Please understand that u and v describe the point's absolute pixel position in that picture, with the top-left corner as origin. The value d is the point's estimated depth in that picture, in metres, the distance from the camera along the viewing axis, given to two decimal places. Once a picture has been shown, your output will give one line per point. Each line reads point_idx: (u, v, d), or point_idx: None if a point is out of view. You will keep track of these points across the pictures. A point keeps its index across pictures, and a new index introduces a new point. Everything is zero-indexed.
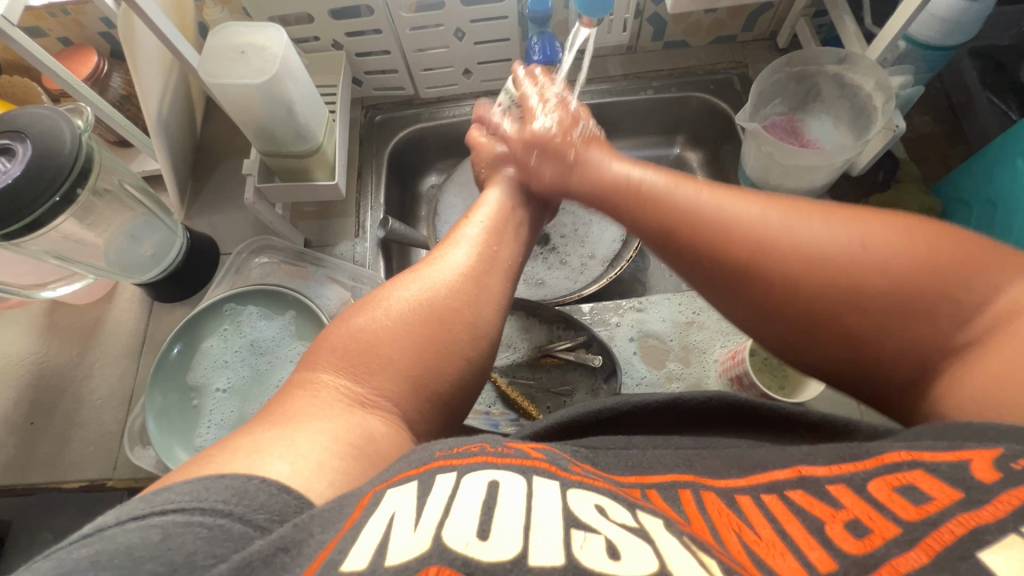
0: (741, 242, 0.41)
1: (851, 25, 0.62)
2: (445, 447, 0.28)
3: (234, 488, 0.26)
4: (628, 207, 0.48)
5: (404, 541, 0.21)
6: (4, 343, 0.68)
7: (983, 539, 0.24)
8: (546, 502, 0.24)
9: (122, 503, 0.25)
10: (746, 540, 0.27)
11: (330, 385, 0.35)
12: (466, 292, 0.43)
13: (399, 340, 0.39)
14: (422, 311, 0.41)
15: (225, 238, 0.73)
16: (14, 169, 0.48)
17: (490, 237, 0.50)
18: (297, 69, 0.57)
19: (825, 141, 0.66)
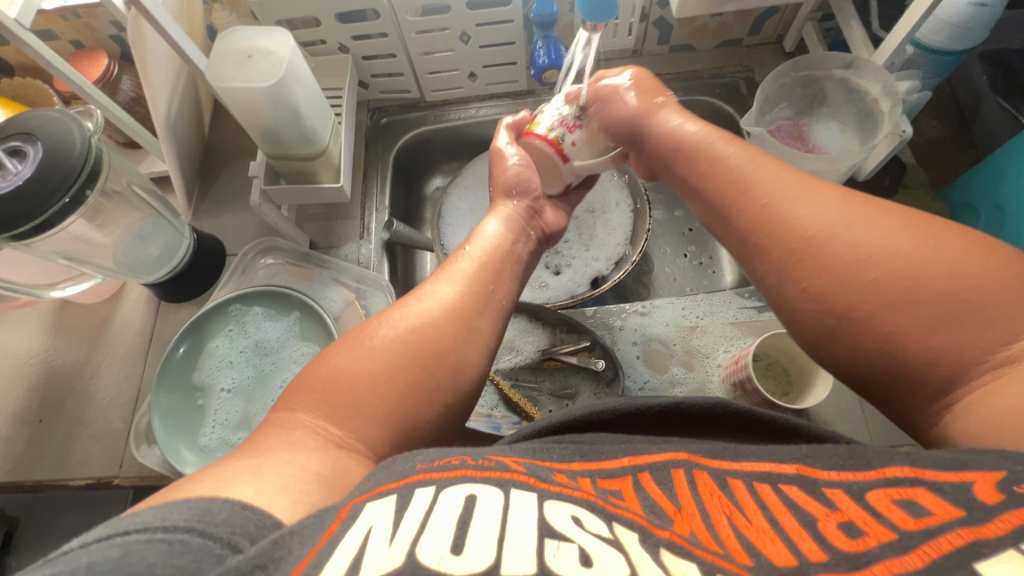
0: (791, 225, 0.41)
1: (858, 31, 0.62)
2: (426, 458, 0.28)
3: (196, 509, 0.26)
4: (705, 173, 0.49)
5: (378, 557, 0.22)
6: (13, 341, 0.69)
7: (980, 551, 0.24)
8: (522, 514, 0.24)
9: (90, 527, 0.25)
10: (737, 525, 0.28)
11: (307, 426, 0.35)
12: (453, 336, 0.42)
13: (378, 382, 0.38)
14: (404, 355, 0.40)
15: (231, 239, 0.73)
16: (25, 170, 0.49)
17: (482, 274, 0.48)
18: (303, 73, 0.57)
19: (831, 147, 0.65)
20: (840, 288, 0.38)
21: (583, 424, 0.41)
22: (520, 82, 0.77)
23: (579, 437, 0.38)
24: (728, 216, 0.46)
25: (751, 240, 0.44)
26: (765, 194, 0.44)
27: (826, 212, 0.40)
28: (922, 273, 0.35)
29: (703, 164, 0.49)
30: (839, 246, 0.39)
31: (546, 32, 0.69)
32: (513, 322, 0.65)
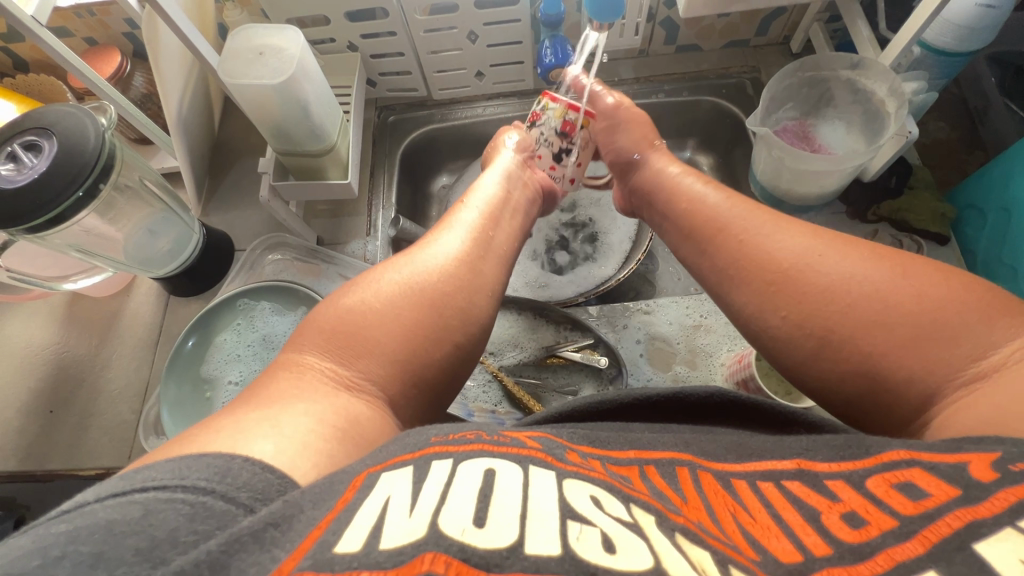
0: (770, 256, 0.44)
1: (865, 31, 0.62)
2: (441, 432, 0.29)
3: (217, 467, 0.26)
4: (680, 211, 0.53)
5: (398, 526, 0.22)
6: (26, 333, 0.70)
7: (979, 532, 0.24)
8: (541, 491, 0.25)
9: (103, 481, 0.25)
10: (742, 522, 0.29)
11: (316, 367, 0.37)
12: (461, 278, 0.44)
13: (387, 321, 0.40)
14: (415, 292, 0.42)
15: (240, 234, 0.74)
16: (41, 164, 0.50)
17: (488, 223, 0.51)
18: (313, 70, 0.58)
19: (837, 147, 0.65)
20: (850, 291, 0.39)
21: (581, 413, 0.43)
22: (526, 81, 0.78)
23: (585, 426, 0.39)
24: (706, 251, 0.48)
25: (729, 271, 0.46)
26: (738, 226, 0.47)
27: (808, 238, 0.43)
28: (922, 288, 0.37)
29: (681, 204, 0.53)
30: (829, 260, 0.41)
31: (553, 31, 0.69)
32: (516, 319, 0.65)
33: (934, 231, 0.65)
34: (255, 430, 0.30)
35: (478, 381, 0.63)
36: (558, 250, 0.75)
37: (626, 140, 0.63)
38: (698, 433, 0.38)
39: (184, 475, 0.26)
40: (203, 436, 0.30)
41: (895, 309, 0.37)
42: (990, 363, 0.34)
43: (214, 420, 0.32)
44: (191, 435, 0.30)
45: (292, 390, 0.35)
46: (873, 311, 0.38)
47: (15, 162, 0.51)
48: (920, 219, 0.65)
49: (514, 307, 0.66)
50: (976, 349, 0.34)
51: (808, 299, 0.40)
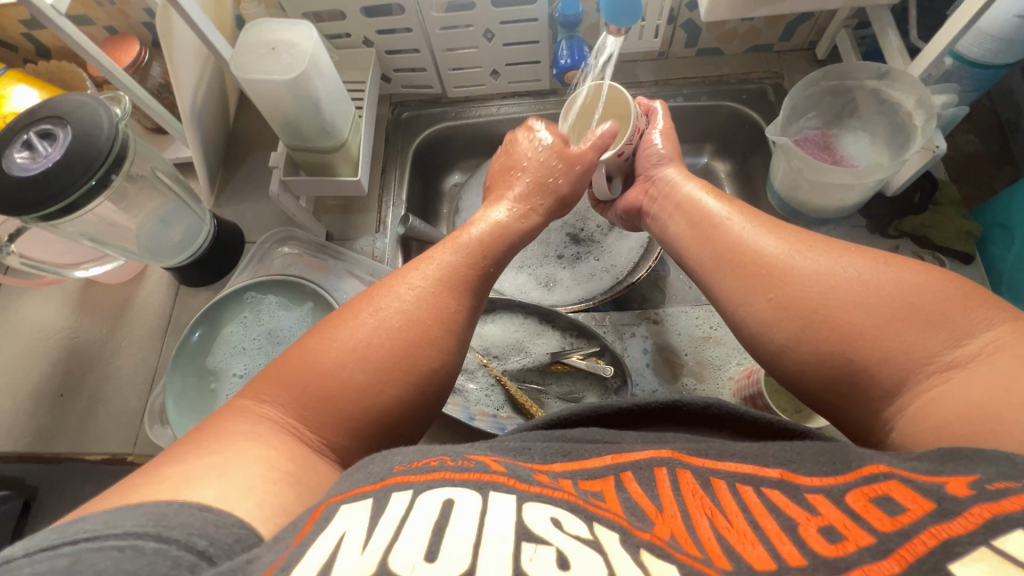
0: (755, 257, 0.45)
1: (895, 40, 0.60)
2: (405, 460, 0.29)
3: (151, 514, 0.27)
4: (689, 218, 0.53)
5: (350, 562, 0.22)
6: (41, 316, 0.71)
7: (954, 551, 0.24)
8: (499, 517, 0.24)
9: (31, 534, 0.25)
10: (717, 526, 0.28)
11: (277, 424, 0.37)
12: (424, 333, 0.42)
13: (355, 390, 0.38)
14: (373, 350, 0.40)
15: (251, 227, 0.74)
16: (55, 153, 0.50)
17: (464, 268, 0.48)
18: (325, 66, 0.58)
19: (860, 159, 0.63)
20: (862, 302, 0.38)
21: (581, 416, 0.42)
22: (542, 82, 0.77)
23: (568, 431, 0.38)
24: (705, 241, 0.50)
25: (726, 258, 0.47)
26: (740, 230, 0.48)
27: (826, 249, 0.43)
28: (911, 293, 0.37)
29: (689, 206, 0.54)
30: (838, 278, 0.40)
31: (570, 32, 0.68)
32: (523, 322, 0.65)
33: (958, 249, 0.63)
34: (201, 475, 0.31)
35: (481, 385, 0.62)
36: (566, 251, 0.74)
37: (665, 147, 0.61)
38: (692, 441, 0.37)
39: (117, 521, 0.26)
40: (141, 484, 0.30)
41: (891, 327, 0.37)
42: (966, 351, 0.34)
43: (159, 467, 0.32)
44: (126, 485, 0.30)
45: (232, 440, 0.34)
46: (863, 321, 0.38)
47: (31, 150, 0.51)
48: (942, 236, 0.63)
49: (521, 311, 0.65)
50: (954, 335, 0.35)
51: (825, 306, 0.40)
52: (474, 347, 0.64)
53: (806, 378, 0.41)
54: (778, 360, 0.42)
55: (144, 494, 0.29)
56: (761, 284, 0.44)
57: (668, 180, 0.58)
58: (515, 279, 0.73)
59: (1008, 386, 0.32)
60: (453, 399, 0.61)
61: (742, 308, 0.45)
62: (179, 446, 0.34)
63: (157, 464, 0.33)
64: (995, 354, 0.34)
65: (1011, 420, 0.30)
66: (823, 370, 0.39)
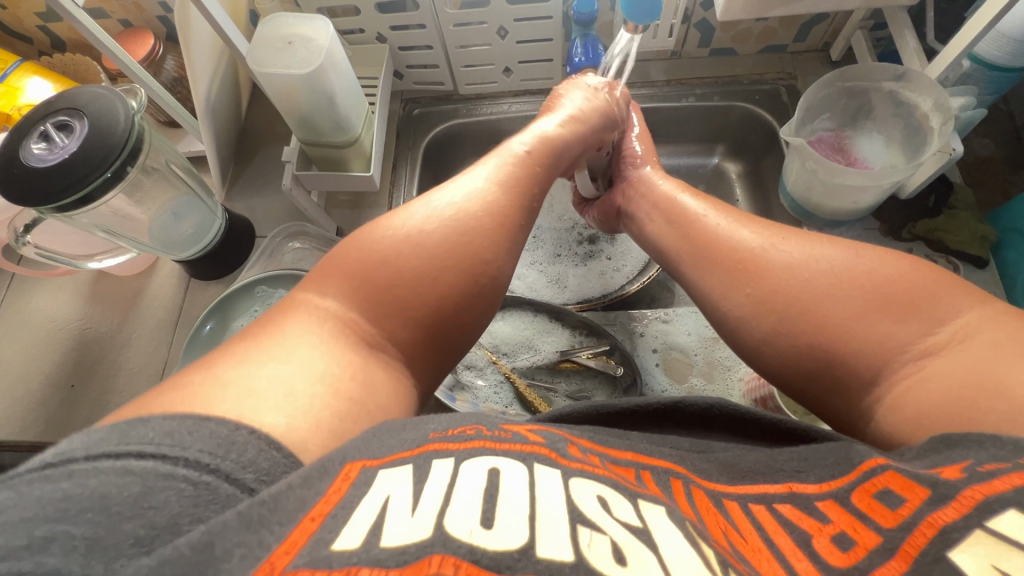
0: (735, 248, 0.45)
1: (912, 43, 0.59)
2: (440, 428, 0.29)
3: (218, 439, 0.26)
4: (662, 217, 0.53)
5: (402, 526, 0.22)
6: (53, 307, 0.72)
7: (952, 538, 0.25)
8: (548, 493, 0.24)
9: (89, 437, 0.25)
10: (735, 542, 0.27)
11: (339, 314, 0.38)
12: (481, 230, 0.44)
13: (418, 281, 0.40)
14: (431, 246, 0.42)
15: (262, 221, 0.75)
16: (72, 144, 0.51)
17: (518, 172, 0.50)
18: (340, 61, 0.58)
19: (874, 161, 0.63)
20: (837, 294, 0.39)
21: (586, 416, 0.42)
22: (554, 80, 0.76)
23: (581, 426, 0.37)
24: (682, 236, 0.50)
25: (703, 253, 0.47)
26: (715, 225, 0.48)
27: (801, 242, 0.43)
28: (929, 296, 0.37)
29: (666, 203, 0.54)
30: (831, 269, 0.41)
31: (585, 29, 0.68)
32: (531, 320, 0.65)
33: (973, 254, 0.62)
34: (267, 392, 0.30)
35: (490, 382, 0.62)
36: (577, 249, 0.74)
37: (642, 147, 0.64)
38: (700, 450, 0.37)
39: (182, 442, 0.25)
40: (207, 387, 0.30)
41: (867, 316, 0.37)
42: (941, 338, 0.35)
43: (222, 369, 0.32)
44: (192, 382, 0.31)
45: (301, 347, 0.34)
46: (840, 311, 0.38)
47: (48, 141, 0.52)
48: (958, 239, 0.62)
49: (531, 309, 0.65)
50: (927, 324, 0.36)
51: (800, 299, 0.40)
52: (483, 344, 0.64)
53: (785, 368, 0.40)
54: (760, 359, 0.42)
55: (210, 403, 0.28)
56: (739, 279, 0.43)
57: (645, 178, 0.59)
58: (524, 278, 0.73)
59: (980, 369, 0.33)
60: (462, 395, 0.60)
61: (723, 304, 0.44)
62: (245, 346, 0.34)
63: (224, 360, 0.33)
64: (965, 341, 0.34)
65: (986, 407, 0.31)
66: (800, 362, 0.39)
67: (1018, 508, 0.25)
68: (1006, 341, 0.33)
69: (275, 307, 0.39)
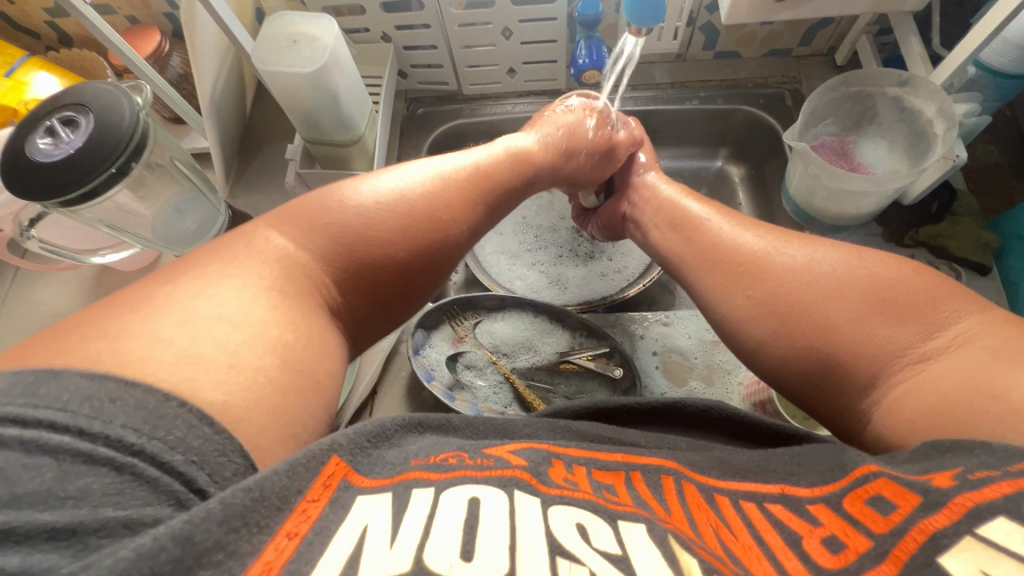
0: (738, 249, 0.46)
1: (917, 47, 0.59)
2: (424, 457, 0.30)
3: (152, 415, 0.26)
4: (667, 222, 0.55)
5: (380, 559, 0.22)
6: (55, 301, 0.72)
7: (941, 543, 0.25)
8: (527, 523, 0.25)
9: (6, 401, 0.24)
10: (723, 538, 0.28)
11: (282, 249, 0.38)
12: (442, 205, 0.47)
13: (369, 234, 0.42)
14: (393, 211, 0.44)
15: (264, 218, 0.75)
16: (77, 140, 0.51)
17: (496, 172, 0.54)
18: (344, 60, 0.58)
19: (878, 167, 0.63)
20: (837, 295, 0.39)
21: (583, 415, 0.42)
22: (558, 81, 0.76)
23: (577, 424, 0.38)
24: (688, 241, 0.51)
25: (705, 256, 0.48)
26: (717, 228, 0.49)
27: (808, 245, 0.44)
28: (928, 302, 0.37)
29: (670, 208, 0.55)
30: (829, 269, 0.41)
31: (589, 31, 0.68)
32: (532, 321, 0.65)
33: (976, 261, 0.61)
34: (210, 361, 0.30)
35: (489, 382, 0.62)
36: (578, 250, 0.74)
37: (646, 158, 0.67)
38: (694, 450, 0.37)
39: (103, 415, 0.25)
40: (151, 352, 0.29)
41: (865, 318, 0.38)
42: (940, 342, 0.35)
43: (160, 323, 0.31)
44: (127, 340, 0.29)
45: (233, 296, 0.34)
46: (838, 314, 0.39)
47: (54, 137, 0.52)
48: (961, 247, 0.62)
49: (532, 309, 0.65)
50: (927, 328, 0.36)
51: (799, 300, 0.41)
52: (483, 344, 0.64)
53: (785, 369, 0.41)
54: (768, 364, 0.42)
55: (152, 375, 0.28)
56: (737, 279, 0.45)
57: (648, 186, 0.61)
58: (526, 278, 0.73)
59: (976, 371, 0.32)
60: (461, 395, 0.61)
61: (722, 308, 0.45)
62: (171, 291, 0.33)
63: (161, 313, 0.31)
64: (964, 345, 0.34)
65: (982, 408, 0.31)
66: (799, 363, 0.40)
67: (1007, 516, 0.24)
68: (1002, 345, 0.33)
69: (212, 244, 0.39)
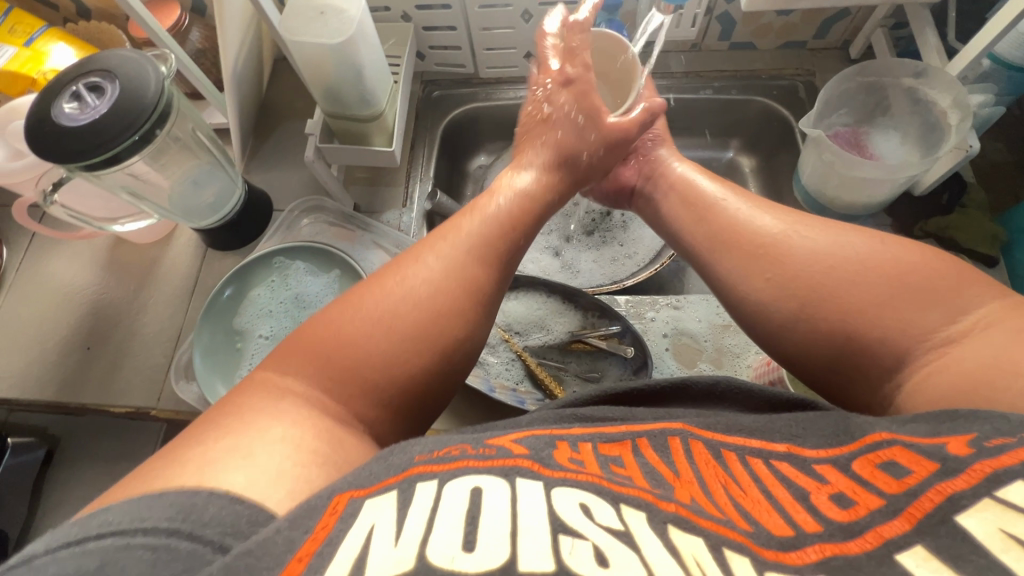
0: (732, 223, 0.47)
1: (933, 39, 0.60)
2: (425, 451, 0.29)
3: (179, 505, 0.26)
4: (673, 204, 0.53)
5: (384, 558, 0.22)
6: (69, 272, 0.72)
7: (960, 504, 0.26)
8: (530, 503, 0.24)
9: (53, 530, 0.25)
10: (732, 494, 0.29)
11: (300, 394, 0.36)
12: (453, 306, 0.41)
13: (383, 361, 0.38)
14: (404, 327, 0.39)
15: (279, 195, 0.76)
16: (103, 106, 0.51)
17: (497, 231, 0.46)
18: (369, 34, 0.58)
19: (889, 157, 0.64)
20: (862, 282, 0.39)
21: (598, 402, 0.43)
22: None
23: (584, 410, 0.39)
24: (692, 220, 0.50)
25: (709, 232, 0.48)
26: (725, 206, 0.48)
27: (796, 222, 0.45)
28: (941, 282, 0.38)
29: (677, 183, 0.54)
30: (822, 241, 0.42)
31: (610, 15, 0.69)
32: (544, 300, 0.65)
33: (983, 253, 0.63)
34: (229, 456, 0.30)
35: (502, 358, 0.63)
36: (591, 234, 0.75)
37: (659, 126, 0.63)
38: (702, 415, 0.38)
39: (142, 513, 0.25)
40: (172, 469, 0.29)
41: (889, 305, 0.38)
42: (960, 326, 0.36)
43: (181, 448, 0.31)
44: (156, 465, 0.30)
45: (253, 419, 0.33)
46: (862, 299, 0.39)
47: (80, 101, 0.52)
48: (969, 238, 0.63)
49: (546, 288, 0.66)
50: (948, 313, 0.36)
51: (823, 284, 0.40)
52: (497, 322, 0.65)
53: (792, 339, 0.42)
54: (775, 336, 0.43)
55: (172, 477, 0.28)
56: (751, 250, 0.45)
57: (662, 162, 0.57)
58: (539, 262, 0.73)
59: (997, 355, 0.33)
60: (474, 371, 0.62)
61: (727, 269, 0.45)
62: (194, 433, 0.32)
63: (177, 443, 0.32)
64: (964, 324, 0.35)
65: (1004, 385, 0.32)
66: (810, 341, 0.41)
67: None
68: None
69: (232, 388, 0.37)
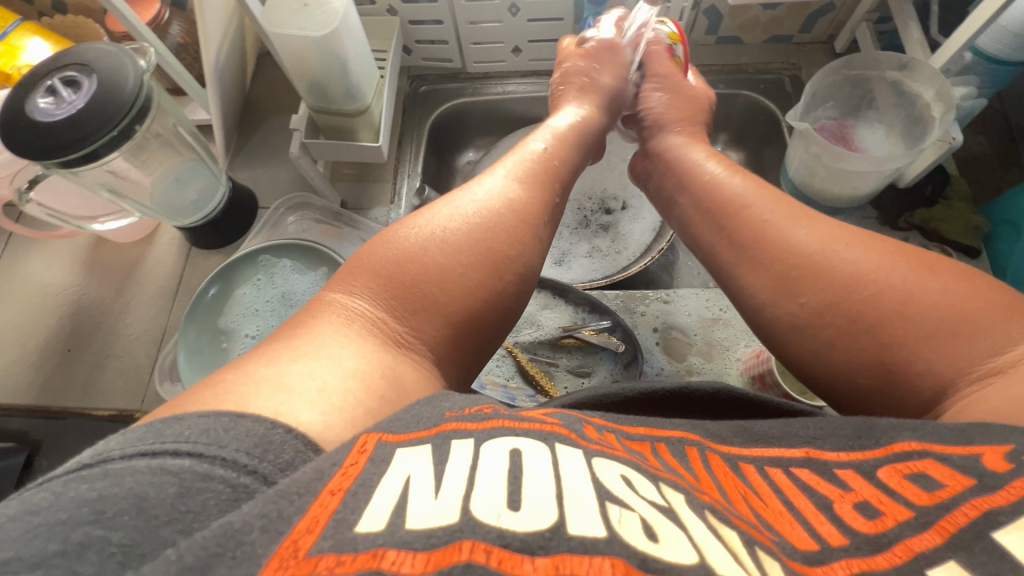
0: (731, 204, 0.48)
1: (916, 33, 0.60)
2: (455, 408, 0.29)
3: (259, 439, 0.25)
4: (686, 190, 0.54)
5: (426, 509, 0.21)
6: (49, 273, 0.71)
7: (997, 520, 0.25)
8: (572, 471, 0.24)
9: (131, 434, 0.25)
10: (754, 505, 0.29)
11: (366, 315, 0.37)
12: (509, 230, 0.45)
13: (447, 279, 0.40)
14: (464, 245, 0.42)
15: (264, 191, 0.74)
16: (79, 100, 0.50)
17: (544, 171, 0.51)
18: (354, 27, 0.58)
19: (874, 149, 0.65)
20: (905, 318, 0.37)
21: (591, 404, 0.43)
22: None
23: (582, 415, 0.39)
24: (698, 196, 0.52)
25: (721, 203, 0.49)
26: (727, 184, 0.50)
27: (825, 233, 0.43)
28: (958, 302, 0.36)
29: (683, 167, 0.56)
30: (844, 257, 0.41)
31: (597, 8, 0.68)
32: (535, 297, 0.65)
33: (965, 244, 0.63)
34: (301, 387, 0.30)
35: (493, 355, 0.63)
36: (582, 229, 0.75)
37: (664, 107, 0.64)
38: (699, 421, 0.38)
39: (219, 441, 0.25)
40: (246, 385, 0.29)
41: (931, 339, 0.36)
42: (1008, 359, 0.33)
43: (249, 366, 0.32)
44: (229, 381, 0.30)
45: (325, 343, 0.34)
46: (909, 333, 0.37)
47: (55, 96, 0.51)
48: (954, 230, 0.63)
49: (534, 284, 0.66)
50: (992, 346, 0.34)
51: (817, 279, 0.41)
52: None
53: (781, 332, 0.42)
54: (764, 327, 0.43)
55: (245, 400, 0.28)
56: (746, 244, 0.46)
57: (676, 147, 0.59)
58: None
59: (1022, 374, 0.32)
60: None
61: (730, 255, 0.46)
62: (237, 373, 0.31)
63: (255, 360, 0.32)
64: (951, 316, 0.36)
65: None
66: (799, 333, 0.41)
67: None
68: None
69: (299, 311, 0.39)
